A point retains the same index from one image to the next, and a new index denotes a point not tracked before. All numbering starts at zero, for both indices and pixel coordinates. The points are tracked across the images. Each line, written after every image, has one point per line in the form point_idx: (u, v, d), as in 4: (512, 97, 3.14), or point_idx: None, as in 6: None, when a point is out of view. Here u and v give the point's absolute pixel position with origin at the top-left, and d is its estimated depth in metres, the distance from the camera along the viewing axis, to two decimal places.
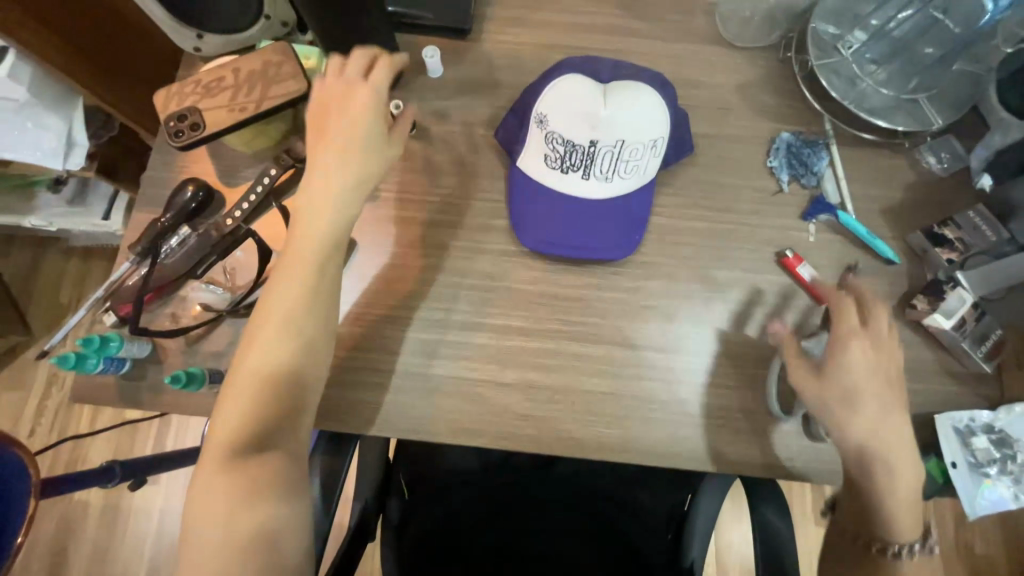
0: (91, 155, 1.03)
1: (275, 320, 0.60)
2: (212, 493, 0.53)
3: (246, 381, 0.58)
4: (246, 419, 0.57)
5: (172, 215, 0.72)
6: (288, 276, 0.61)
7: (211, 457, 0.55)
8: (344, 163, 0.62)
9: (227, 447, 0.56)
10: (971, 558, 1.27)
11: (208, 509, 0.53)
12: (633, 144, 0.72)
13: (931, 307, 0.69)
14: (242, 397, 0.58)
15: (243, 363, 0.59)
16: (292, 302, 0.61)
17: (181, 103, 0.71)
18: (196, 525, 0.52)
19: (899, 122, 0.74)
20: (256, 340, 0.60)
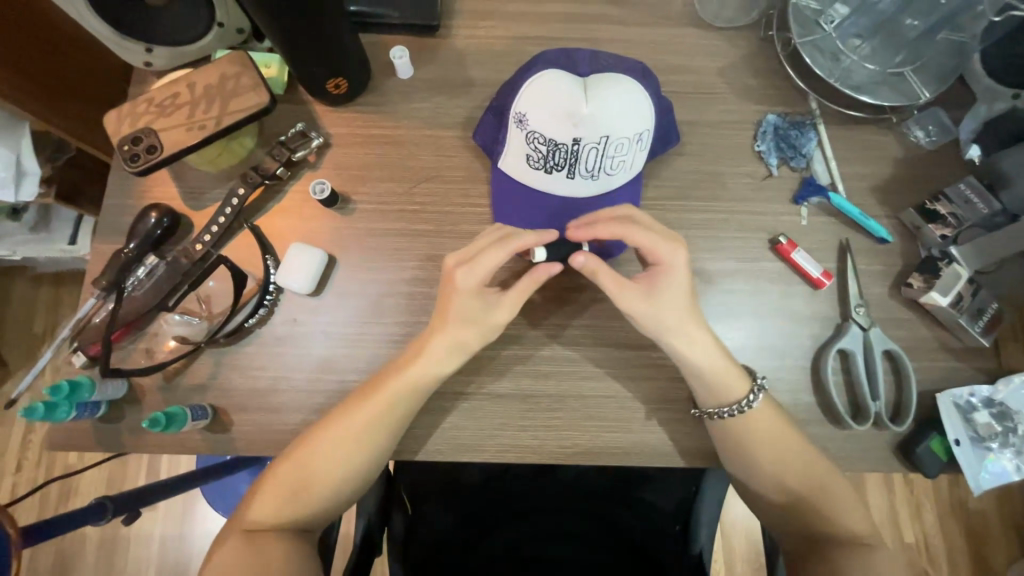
0: (48, 180, 0.97)
1: (358, 428, 0.62)
2: (241, 537, 0.60)
3: (314, 464, 0.62)
4: (302, 491, 0.62)
5: (137, 244, 0.68)
6: (377, 413, 0.62)
7: (257, 507, 0.62)
8: (473, 326, 0.62)
9: (273, 503, 0.62)
10: (967, 517, 1.30)
11: (232, 552, 0.59)
12: (617, 139, 0.67)
13: (927, 285, 0.68)
14: (304, 472, 0.62)
15: (313, 446, 0.62)
16: (376, 429, 0.62)
17: (135, 124, 0.66)
18: (221, 563, 0.59)
19: (885, 97, 0.73)
20: (332, 432, 0.62)
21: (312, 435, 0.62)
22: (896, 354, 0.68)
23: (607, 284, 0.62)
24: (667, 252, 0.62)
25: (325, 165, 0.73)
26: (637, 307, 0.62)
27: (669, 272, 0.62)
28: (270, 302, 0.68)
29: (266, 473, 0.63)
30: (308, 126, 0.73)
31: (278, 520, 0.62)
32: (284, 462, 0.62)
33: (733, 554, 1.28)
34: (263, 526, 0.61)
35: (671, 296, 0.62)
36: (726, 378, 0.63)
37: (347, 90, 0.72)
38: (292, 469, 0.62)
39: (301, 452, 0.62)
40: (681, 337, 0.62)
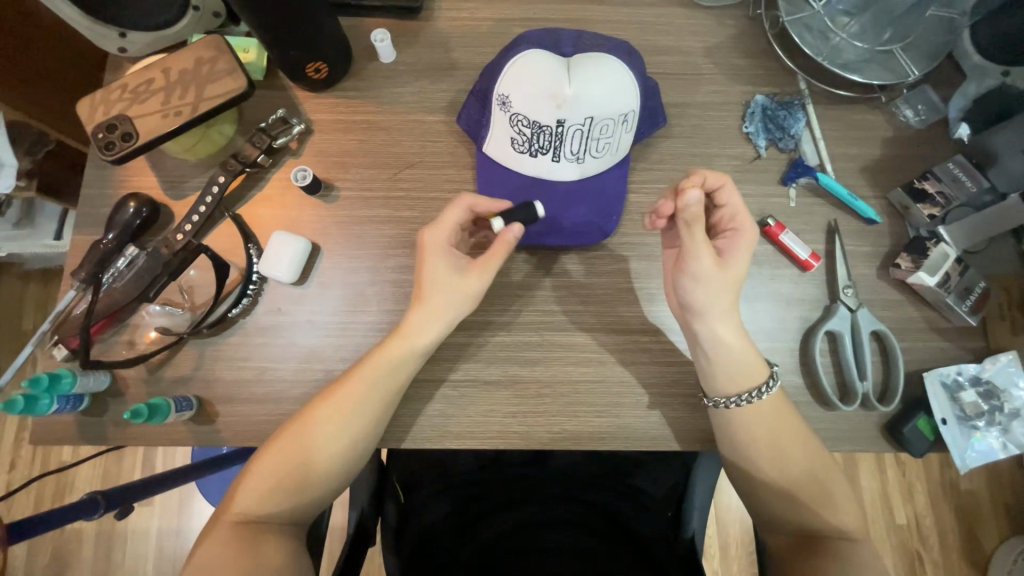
0: (28, 173, 0.96)
1: (342, 410, 0.61)
2: (227, 531, 0.59)
3: (300, 450, 0.61)
4: (288, 479, 0.61)
5: (115, 235, 0.67)
6: (360, 392, 0.62)
7: (242, 498, 0.61)
8: (449, 294, 0.62)
9: (258, 494, 0.60)
10: (958, 498, 1.32)
11: (217, 545, 0.58)
12: (601, 120, 0.66)
13: (915, 265, 0.68)
14: (289, 459, 0.61)
15: (298, 431, 0.61)
16: (359, 410, 0.62)
17: (109, 112, 0.65)
18: (209, 555, 0.58)
19: (873, 76, 0.72)
20: (320, 420, 0.62)
21: (297, 420, 0.62)
22: (883, 334, 0.68)
23: (697, 241, 0.60)
24: (748, 218, 0.64)
25: (307, 152, 0.72)
26: (707, 268, 0.61)
27: (745, 239, 0.63)
28: (253, 293, 0.67)
29: (251, 463, 0.62)
30: (289, 113, 0.72)
31: (265, 510, 0.61)
32: (271, 449, 0.62)
33: (726, 536, 1.29)
34: (249, 518, 0.60)
35: (738, 266, 0.62)
36: (748, 361, 0.63)
37: (327, 74, 0.71)
38: (278, 455, 0.61)
39: (285, 438, 0.62)
40: (719, 316, 0.62)
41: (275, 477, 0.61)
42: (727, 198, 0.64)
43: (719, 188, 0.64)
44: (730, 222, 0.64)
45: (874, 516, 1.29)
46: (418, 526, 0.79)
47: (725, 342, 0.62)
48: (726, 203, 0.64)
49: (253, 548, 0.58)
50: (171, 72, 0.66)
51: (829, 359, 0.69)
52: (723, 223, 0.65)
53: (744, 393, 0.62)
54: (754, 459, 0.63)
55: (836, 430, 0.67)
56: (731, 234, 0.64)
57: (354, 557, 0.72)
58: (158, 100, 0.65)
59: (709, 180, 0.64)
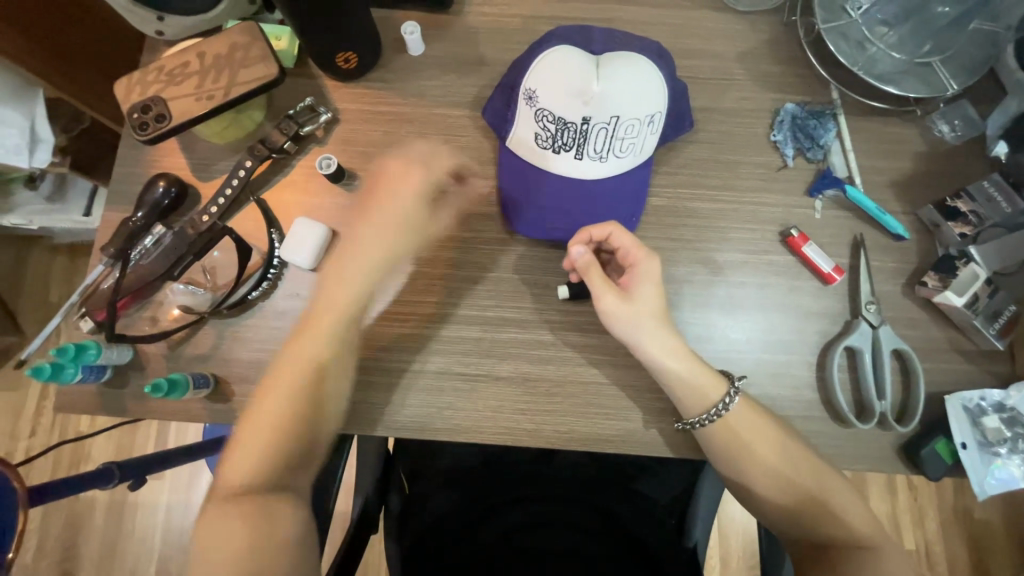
0: (63, 150, 0.99)
1: (318, 344, 0.63)
2: (227, 503, 0.57)
3: (286, 399, 0.62)
4: (279, 429, 0.61)
5: (144, 213, 0.68)
6: (322, 328, 0.64)
7: (235, 463, 0.60)
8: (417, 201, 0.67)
9: (246, 458, 0.60)
10: (971, 526, 1.28)
11: (218, 516, 0.56)
12: (627, 120, 0.66)
13: (943, 284, 0.67)
14: (279, 409, 0.61)
15: (281, 381, 0.62)
16: (332, 332, 0.64)
17: (145, 93, 0.66)
18: (207, 530, 0.55)
19: (910, 88, 0.70)
20: (298, 357, 0.63)
21: (281, 370, 0.63)
22: (905, 353, 0.67)
23: (594, 285, 0.62)
24: (642, 254, 0.63)
25: (333, 141, 0.73)
26: (614, 308, 0.61)
27: (643, 274, 0.62)
28: (273, 277, 0.69)
29: (241, 429, 0.62)
30: (318, 102, 0.73)
31: (251, 475, 0.59)
32: (262, 404, 0.62)
33: (728, 549, 1.28)
34: (248, 487, 0.58)
35: (647, 300, 0.62)
36: (698, 382, 0.62)
37: (356, 64, 0.71)
38: (269, 408, 0.62)
39: (272, 389, 0.62)
40: (656, 335, 0.61)
41: (258, 437, 0.60)
42: (617, 240, 0.64)
43: (608, 234, 0.64)
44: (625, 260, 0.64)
45: None
46: (421, 518, 0.79)
47: (672, 366, 0.61)
48: (618, 246, 0.64)
49: (260, 513, 0.56)
50: (207, 55, 0.67)
51: (847, 376, 0.67)
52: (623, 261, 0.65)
53: (706, 413, 0.62)
54: (767, 474, 0.61)
55: (851, 447, 0.66)
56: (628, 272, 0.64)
57: (357, 546, 0.73)
58: (192, 83, 0.66)
59: (594, 232, 0.64)
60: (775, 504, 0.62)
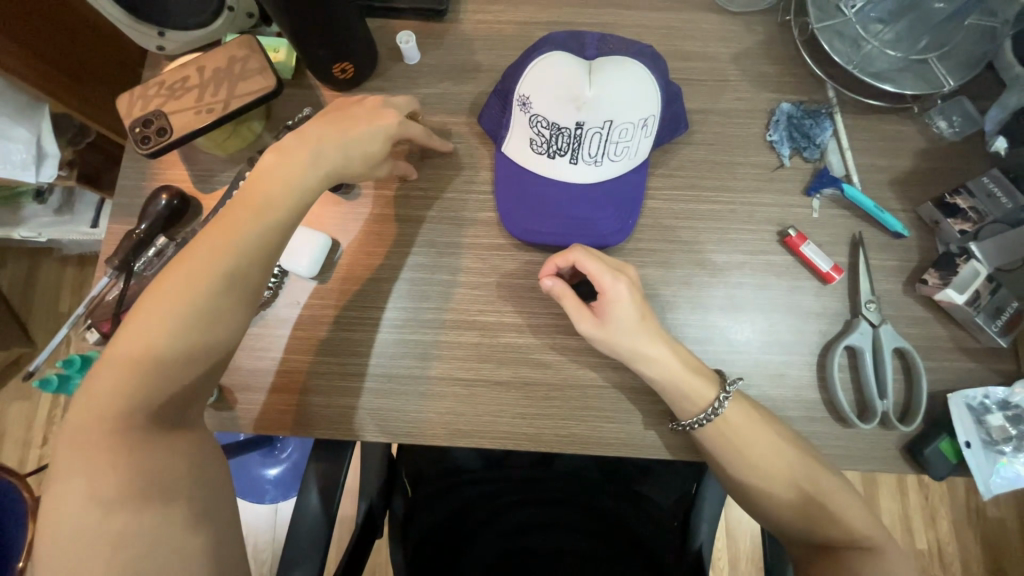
0: (70, 163, 1.00)
1: (216, 270, 0.54)
2: (96, 435, 0.48)
3: (177, 301, 0.52)
4: (159, 366, 0.51)
5: (148, 225, 0.69)
6: (233, 226, 0.56)
7: (103, 383, 0.49)
8: (360, 149, 0.62)
9: (115, 389, 0.49)
10: (984, 524, 1.26)
11: (82, 457, 0.47)
12: (621, 124, 0.67)
13: (943, 282, 0.66)
14: (161, 337, 0.51)
15: (168, 287, 0.53)
16: (241, 251, 0.56)
17: (147, 107, 0.68)
18: (72, 499, 0.45)
19: (906, 86, 0.70)
20: (188, 281, 0.53)
21: (170, 280, 0.53)
22: (906, 351, 0.66)
23: (570, 311, 0.62)
24: (608, 279, 0.61)
25: None
26: (593, 333, 0.62)
27: (613, 302, 0.61)
28: (274, 285, 0.69)
29: (118, 342, 0.51)
30: (316, 112, 0.74)
31: (125, 402, 0.49)
32: (140, 315, 0.52)
33: (736, 550, 1.27)
34: (124, 420, 0.49)
35: (622, 327, 0.61)
36: (688, 388, 0.61)
37: (353, 74, 0.72)
38: (146, 329, 0.51)
39: (154, 302, 0.52)
40: (640, 341, 0.61)
41: (127, 370, 0.50)
42: (583, 267, 0.63)
43: (573, 261, 0.63)
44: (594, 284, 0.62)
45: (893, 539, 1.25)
46: (423, 521, 0.79)
47: (666, 368, 0.61)
48: (586, 270, 0.62)
49: (142, 460, 0.48)
50: (207, 69, 0.69)
51: (848, 375, 0.67)
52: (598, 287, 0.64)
53: (701, 414, 0.62)
54: (770, 478, 0.61)
55: (853, 447, 0.65)
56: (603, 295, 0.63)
57: (359, 550, 0.73)
58: (193, 97, 0.67)
59: (559, 262, 0.65)
60: (776, 505, 0.61)
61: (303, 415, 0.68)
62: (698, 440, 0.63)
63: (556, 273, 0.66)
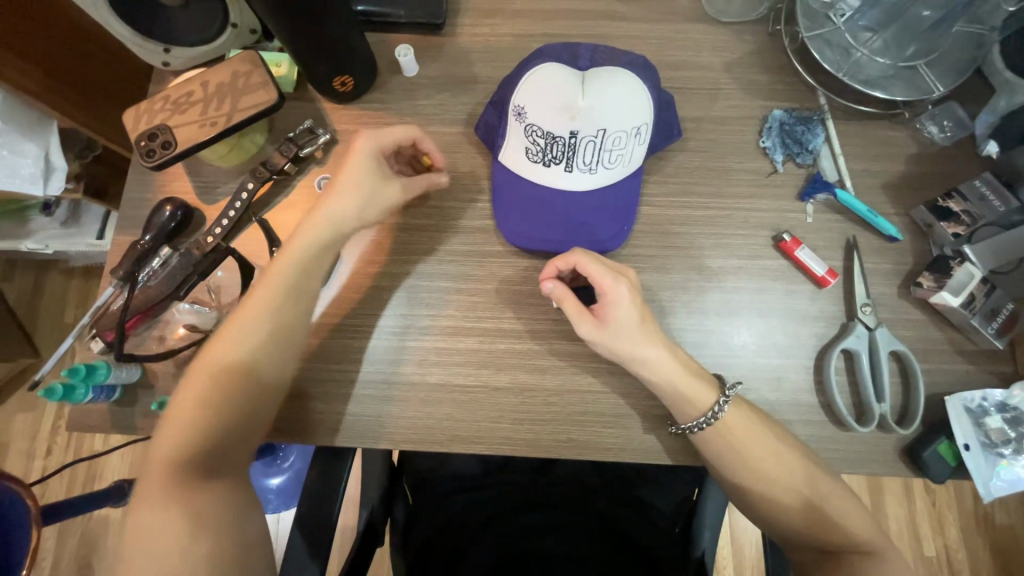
0: (77, 176, 1.02)
1: (260, 333, 0.61)
2: (163, 478, 0.55)
3: (235, 356, 0.60)
4: (217, 413, 0.59)
5: (152, 236, 0.71)
6: (276, 284, 0.63)
7: (173, 431, 0.58)
8: (361, 193, 0.65)
9: (185, 435, 0.58)
10: (993, 530, 1.25)
11: (153, 496, 0.54)
12: (614, 132, 0.68)
13: (938, 284, 0.66)
14: (220, 388, 0.59)
15: (215, 353, 0.60)
16: (275, 314, 0.62)
17: (152, 121, 0.69)
18: (141, 523, 0.53)
19: (896, 91, 0.71)
20: (243, 338, 0.61)
21: (214, 346, 0.61)
22: (903, 354, 0.66)
23: (571, 314, 0.63)
24: (610, 281, 0.62)
25: (332, 161, 0.75)
26: (592, 335, 0.62)
27: (611, 302, 0.62)
28: None
29: (177, 403, 0.59)
30: (316, 124, 0.75)
31: (190, 445, 0.57)
32: (199, 374, 0.60)
33: (743, 559, 1.26)
34: (188, 461, 0.56)
35: (620, 330, 0.61)
36: (687, 393, 0.61)
37: (353, 87, 0.74)
38: (198, 388, 0.59)
39: (214, 358, 0.60)
40: (635, 351, 0.61)
41: (193, 418, 0.58)
42: (583, 268, 0.64)
43: (574, 263, 0.64)
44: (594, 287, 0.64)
45: (901, 546, 1.23)
46: (422, 528, 0.80)
47: (663, 376, 0.61)
48: (587, 272, 0.63)
49: (191, 507, 0.54)
50: (211, 84, 0.70)
51: (845, 378, 0.67)
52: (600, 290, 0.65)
53: (700, 418, 0.62)
54: (766, 481, 0.61)
55: (852, 449, 0.65)
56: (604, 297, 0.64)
57: (364, 555, 0.74)
58: (197, 111, 0.69)
59: (559, 263, 0.65)
60: (774, 507, 0.62)
61: (306, 422, 0.68)
62: (695, 444, 0.64)
63: (556, 275, 0.66)
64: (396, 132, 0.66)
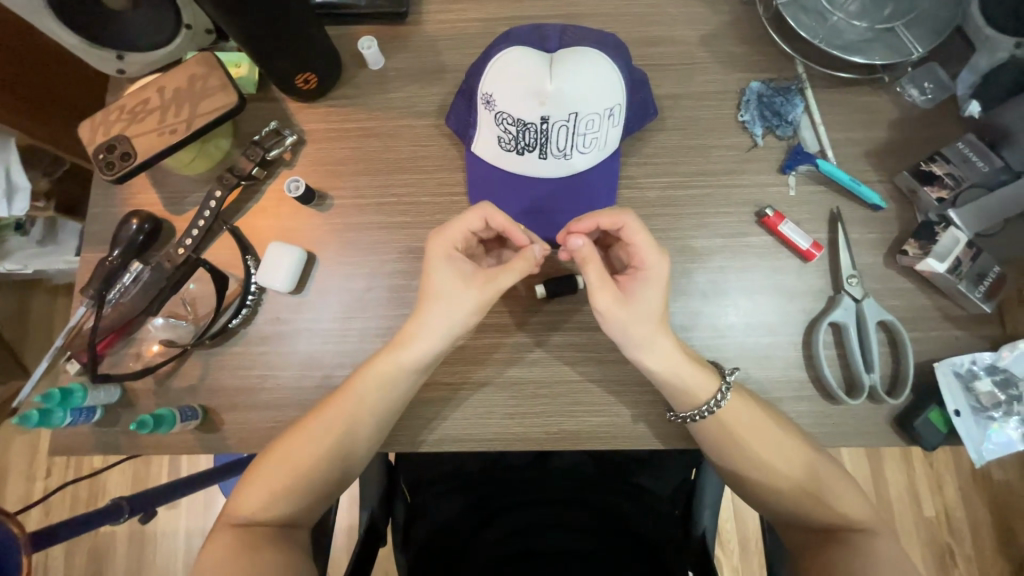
0: (47, 194, 0.99)
1: (348, 425, 0.63)
2: (241, 528, 0.60)
3: (320, 437, 0.62)
4: (296, 480, 0.62)
5: (120, 251, 0.69)
6: (365, 390, 0.62)
7: (255, 488, 0.62)
8: (443, 302, 0.62)
9: (266, 494, 0.61)
10: (990, 488, 1.26)
11: (226, 542, 0.59)
12: (587, 115, 0.65)
13: (924, 251, 0.65)
14: (302, 459, 0.62)
15: (316, 430, 0.62)
16: (395, 394, 0.63)
17: (109, 132, 0.67)
18: (211, 559, 0.58)
19: (874, 55, 0.69)
20: (330, 423, 0.63)
21: (329, 420, 0.63)
22: (892, 324, 0.65)
23: (592, 278, 0.58)
24: (654, 255, 0.60)
25: (301, 162, 0.73)
26: (607, 307, 0.59)
27: (649, 278, 0.60)
28: (253, 303, 0.69)
29: (259, 461, 0.63)
30: (282, 124, 0.73)
31: (270, 504, 0.61)
32: (286, 443, 0.63)
33: (745, 530, 1.26)
34: (262, 518, 0.61)
35: (645, 306, 0.59)
36: (686, 381, 0.60)
37: (316, 84, 0.71)
38: (283, 454, 0.62)
39: (300, 435, 0.63)
40: (645, 349, 0.59)
41: (274, 480, 0.62)
42: (627, 238, 0.61)
43: (622, 224, 0.61)
44: (634, 257, 0.61)
45: (900, 509, 1.25)
46: (424, 527, 0.79)
47: (660, 367, 0.60)
48: (631, 240, 0.60)
49: (254, 554, 0.57)
50: (168, 89, 0.68)
51: (835, 352, 0.67)
52: (631, 264, 0.62)
53: (697, 409, 0.61)
54: (758, 460, 0.61)
55: (844, 422, 0.65)
56: (637, 271, 0.61)
57: (367, 555, 0.74)
58: (155, 119, 0.67)
59: (603, 223, 0.61)
60: (766, 485, 0.62)
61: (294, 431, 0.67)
62: (686, 427, 0.63)
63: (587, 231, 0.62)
64: (471, 221, 0.62)
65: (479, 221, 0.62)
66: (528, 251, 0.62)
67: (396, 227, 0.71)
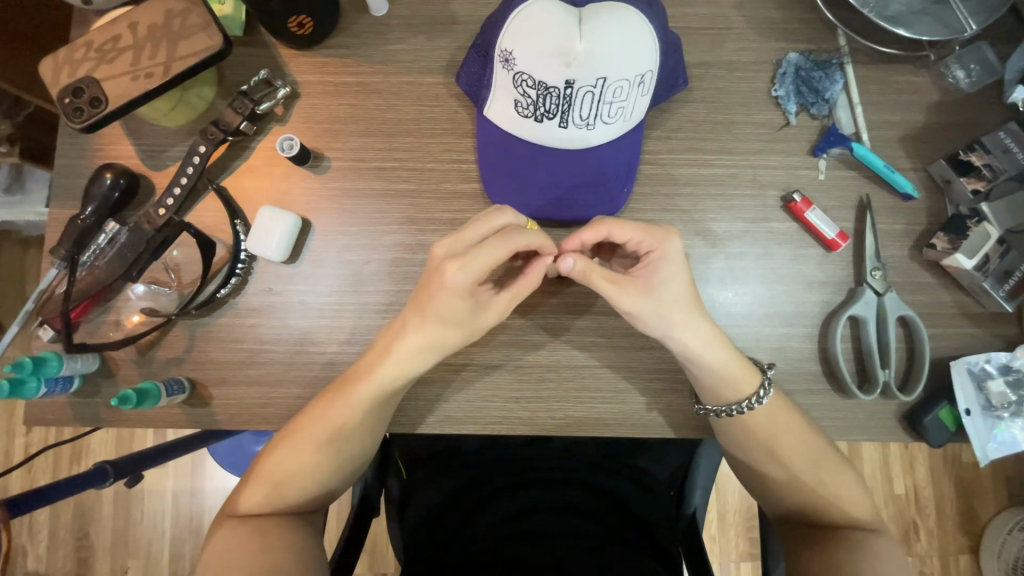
0: (9, 138, 0.90)
1: (351, 421, 0.60)
2: (246, 518, 0.59)
3: (320, 433, 0.60)
4: (297, 474, 0.60)
5: (93, 209, 0.63)
6: (366, 388, 0.58)
7: (258, 480, 0.60)
8: (450, 319, 0.55)
9: (269, 488, 0.60)
10: (959, 469, 1.29)
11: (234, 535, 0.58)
12: (616, 81, 0.59)
13: (952, 247, 0.63)
14: (306, 456, 0.60)
15: (312, 429, 0.59)
16: (398, 388, 0.59)
17: (75, 74, 0.59)
18: (219, 551, 0.57)
19: (925, 30, 0.64)
20: (328, 420, 0.59)
21: (330, 418, 0.59)
22: (911, 320, 0.64)
23: (602, 284, 0.54)
24: (660, 235, 0.55)
25: (294, 118, 0.66)
26: (631, 305, 0.55)
27: (665, 258, 0.55)
28: (242, 272, 0.64)
29: (264, 454, 0.61)
30: (273, 74, 0.66)
31: (274, 498, 0.60)
32: (287, 440, 0.60)
33: (726, 504, 1.26)
34: (266, 510, 0.60)
35: (672, 295, 0.55)
36: (732, 375, 0.58)
37: (312, 30, 0.63)
38: (284, 449, 0.60)
39: (300, 431, 0.60)
40: (689, 337, 0.56)
41: (276, 472, 0.60)
42: (618, 239, 0.55)
43: (605, 233, 0.55)
44: (639, 247, 0.56)
45: (873, 487, 1.27)
46: (418, 507, 0.78)
47: (692, 357, 0.57)
48: (624, 238, 0.55)
49: (263, 535, 0.57)
50: (143, 26, 0.60)
51: (851, 347, 0.65)
52: (638, 251, 0.57)
53: (731, 405, 0.60)
54: (766, 454, 0.61)
55: (854, 414, 0.64)
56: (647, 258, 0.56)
57: (362, 528, 0.73)
58: (126, 59, 0.59)
59: (588, 239, 0.56)
60: (772, 477, 0.62)
61: (287, 407, 0.64)
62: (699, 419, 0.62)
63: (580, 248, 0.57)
64: (500, 253, 0.52)
65: (503, 253, 0.53)
66: (536, 269, 0.56)
67: (399, 193, 0.66)
